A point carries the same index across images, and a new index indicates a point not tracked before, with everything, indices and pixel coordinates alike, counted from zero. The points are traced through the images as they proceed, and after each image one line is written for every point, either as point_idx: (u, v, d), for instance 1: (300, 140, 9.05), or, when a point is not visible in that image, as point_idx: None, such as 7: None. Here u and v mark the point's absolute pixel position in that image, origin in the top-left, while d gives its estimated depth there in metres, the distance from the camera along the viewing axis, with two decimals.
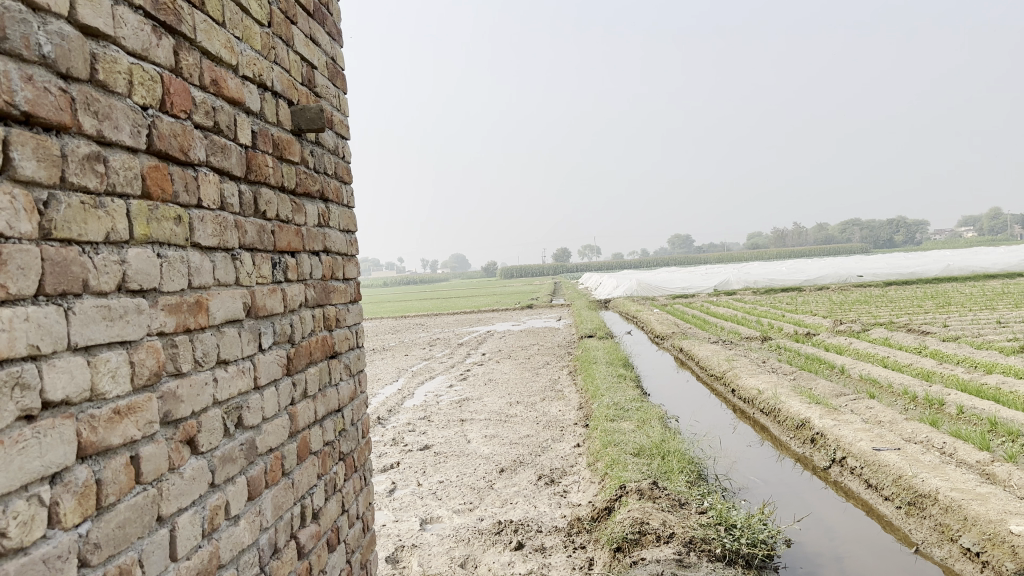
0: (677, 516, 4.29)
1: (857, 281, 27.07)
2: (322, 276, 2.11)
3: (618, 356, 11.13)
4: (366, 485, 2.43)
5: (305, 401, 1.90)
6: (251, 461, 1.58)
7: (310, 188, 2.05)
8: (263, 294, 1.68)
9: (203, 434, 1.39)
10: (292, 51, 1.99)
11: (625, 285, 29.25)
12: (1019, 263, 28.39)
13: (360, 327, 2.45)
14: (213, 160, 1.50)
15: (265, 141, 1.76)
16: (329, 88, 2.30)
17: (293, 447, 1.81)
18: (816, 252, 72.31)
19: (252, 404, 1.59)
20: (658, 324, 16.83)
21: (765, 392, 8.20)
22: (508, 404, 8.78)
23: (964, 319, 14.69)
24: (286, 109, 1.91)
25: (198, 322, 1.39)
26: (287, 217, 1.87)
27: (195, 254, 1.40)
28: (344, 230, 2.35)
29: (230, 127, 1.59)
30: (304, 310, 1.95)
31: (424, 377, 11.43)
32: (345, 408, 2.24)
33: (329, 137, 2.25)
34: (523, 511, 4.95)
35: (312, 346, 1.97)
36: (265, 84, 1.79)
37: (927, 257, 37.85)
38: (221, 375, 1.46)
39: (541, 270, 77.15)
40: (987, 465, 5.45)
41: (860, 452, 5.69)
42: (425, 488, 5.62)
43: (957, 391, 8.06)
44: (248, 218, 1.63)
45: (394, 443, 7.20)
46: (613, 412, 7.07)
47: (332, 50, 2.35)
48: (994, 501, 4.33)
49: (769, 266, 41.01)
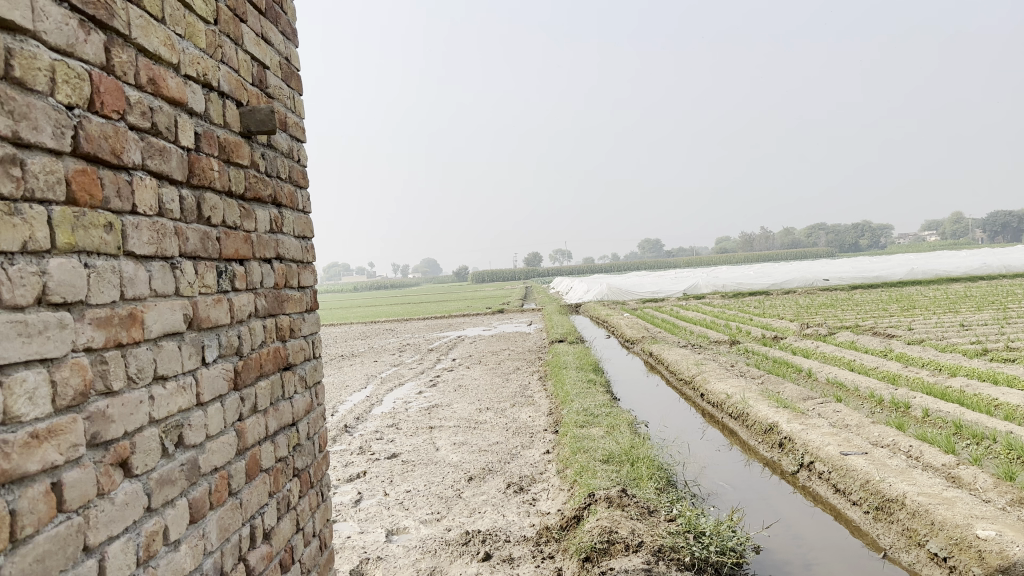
0: (646, 523, 4.23)
1: (824, 285, 27.37)
2: (274, 284, 2.03)
3: (588, 361, 11.11)
4: (323, 500, 2.35)
5: (254, 416, 1.82)
6: (193, 482, 1.50)
7: (261, 193, 1.97)
8: (206, 305, 1.60)
9: (138, 455, 1.30)
10: (240, 50, 1.90)
11: (595, 290, 29.30)
12: (979, 266, 28.90)
13: (316, 337, 2.37)
14: (150, 164, 1.42)
15: (209, 143, 1.68)
16: (283, 90, 2.23)
17: (241, 465, 1.72)
18: (784, 255, 73.14)
19: (194, 421, 1.51)
20: (628, 328, 16.84)
21: (734, 396, 8.21)
22: (477, 411, 8.69)
23: (928, 322, 14.89)
24: (234, 110, 1.83)
25: (132, 336, 1.31)
26: (233, 223, 1.79)
27: (129, 264, 1.32)
28: (299, 237, 2.27)
29: (170, 129, 1.51)
30: (254, 320, 1.86)
31: (392, 383, 11.30)
32: (300, 422, 2.15)
33: (282, 139, 2.17)
34: (491, 520, 4.88)
35: (262, 359, 1.89)
36: (210, 84, 1.71)
37: (890, 260, 38.43)
38: (158, 393, 1.38)
39: (511, 275, 77.15)
40: (952, 468, 5.48)
41: (828, 456, 5.69)
42: (392, 498, 5.52)
43: (922, 394, 8.14)
44: (190, 224, 1.56)
45: (361, 451, 7.08)
46: (583, 418, 7.01)
47: (286, 50, 2.27)
48: (960, 505, 4.34)
49: (738, 270, 41.35)
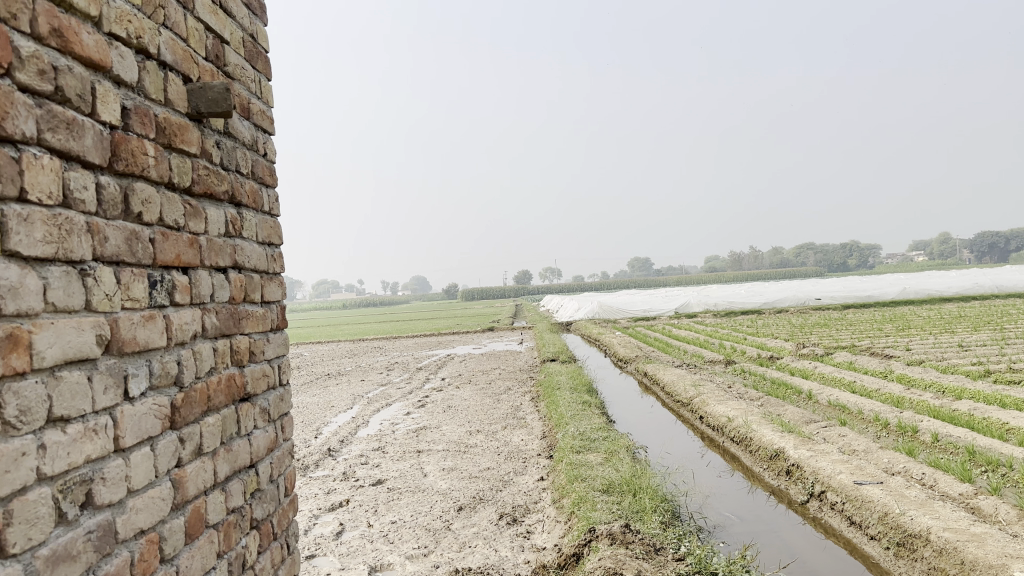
0: (653, 564, 3.87)
1: (816, 304, 27.23)
2: (230, 298, 1.69)
3: (582, 380, 10.78)
4: (289, 553, 2.00)
5: (198, 460, 1.48)
6: (106, 553, 1.15)
7: (213, 188, 1.63)
8: (132, 324, 1.27)
9: (17, 528, 0.96)
10: (190, 16, 1.58)
11: (586, 307, 29.00)
12: (971, 285, 28.66)
13: (284, 361, 2.04)
14: (53, 138, 1.09)
15: (143, 122, 1.35)
16: (246, 71, 1.90)
17: (178, 523, 1.38)
18: (775, 274, 73.07)
19: (109, 474, 1.17)
20: (621, 347, 16.48)
21: (735, 420, 7.88)
22: (467, 434, 8.30)
23: (925, 342, 14.60)
24: (178, 86, 1.50)
25: (12, 365, 0.97)
26: (176, 223, 1.46)
27: (12, 269, 0.98)
28: (263, 243, 1.93)
29: (85, 97, 1.17)
30: (201, 342, 1.53)
31: (380, 404, 10.92)
32: (260, 464, 1.81)
33: (243, 126, 1.84)
34: (482, 555, 4.52)
35: (211, 388, 1.55)
36: (146, 50, 1.38)
37: (879, 281, 38.18)
38: (54, 439, 1.04)
39: (500, 294, 77.23)
40: (971, 499, 5.16)
41: (840, 486, 5.36)
42: (376, 529, 5.15)
43: (929, 418, 7.82)
44: (111, 220, 1.23)
45: (345, 477, 6.71)
46: (578, 443, 6.65)
47: (251, 26, 1.96)
48: (992, 542, 4.01)
49: (729, 288, 41.14)
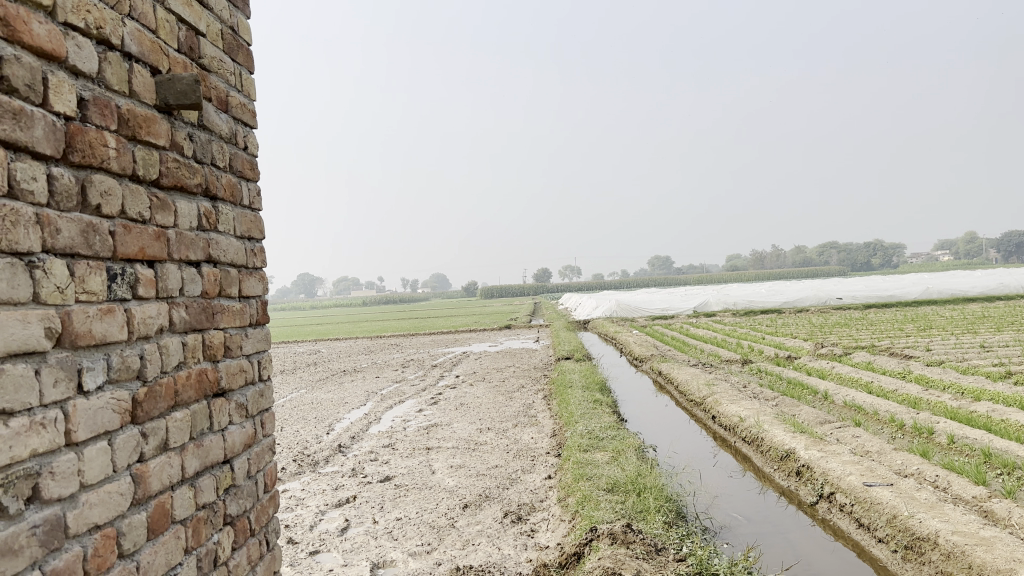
0: (652, 564, 3.82)
1: (837, 303, 26.93)
2: (202, 292, 1.67)
3: (595, 378, 10.72)
4: (268, 550, 1.99)
5: (163, 455, 1.47)
6: (54, 548, 1.14)
7: (185, 181, 1.62)
8: (87, 317, 1.25)
9: None
10: (160, 7, 1.57)
11: (604, 305, 28.90)
12: (996, 285, 28.21)
13: (264, 356, 2.03)
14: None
15: (103, 112, 1.34)
16: (224, 64, 1.89)
17: (138, 518, 1.37)
18: (796, 274, 72.45)
19: (58, 468, 1.16)
20: (637, 345, 16.40)
21: (746, 419, 7.80)
22: (477, 432, 8.28)
23: (946, 342, 14.38)
24: (144, 78, 1.49)
25: None
26: (141, 216, 1.45)
27: None
28: (242, 237, 1.92)
29: (35, 88, 1.16)
30: (168, 336, 1.51)
31: (393, 400, 10.94)
32: (235, 459, 1.80)
33: (220, 119, 1.82)
34: (484, 553, 4.49)
35: (179, 382, 1.54)
36: (108, 41, 1.36)
37: (900, 280, 37.72)
38: None
39: (519, 292, 77.26)
40: (983, 502, 5.06)
41: (850, 487, 5.28)
42: (381, 526, 5.15)
43: (946, 419, 7.69)
44: (65, 212, 1.22)
45: (353, 473, 6.71)
46: (586, 441, 6.61)
47: (232, 19, 1.94)
48: (1001, 546, 3.92)
49: (749, 286, 40.84)
